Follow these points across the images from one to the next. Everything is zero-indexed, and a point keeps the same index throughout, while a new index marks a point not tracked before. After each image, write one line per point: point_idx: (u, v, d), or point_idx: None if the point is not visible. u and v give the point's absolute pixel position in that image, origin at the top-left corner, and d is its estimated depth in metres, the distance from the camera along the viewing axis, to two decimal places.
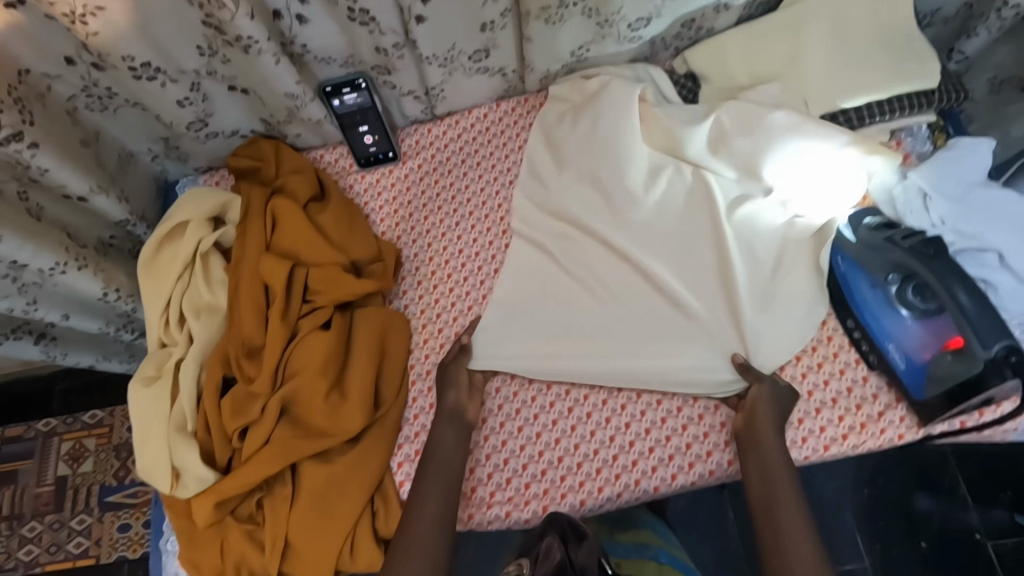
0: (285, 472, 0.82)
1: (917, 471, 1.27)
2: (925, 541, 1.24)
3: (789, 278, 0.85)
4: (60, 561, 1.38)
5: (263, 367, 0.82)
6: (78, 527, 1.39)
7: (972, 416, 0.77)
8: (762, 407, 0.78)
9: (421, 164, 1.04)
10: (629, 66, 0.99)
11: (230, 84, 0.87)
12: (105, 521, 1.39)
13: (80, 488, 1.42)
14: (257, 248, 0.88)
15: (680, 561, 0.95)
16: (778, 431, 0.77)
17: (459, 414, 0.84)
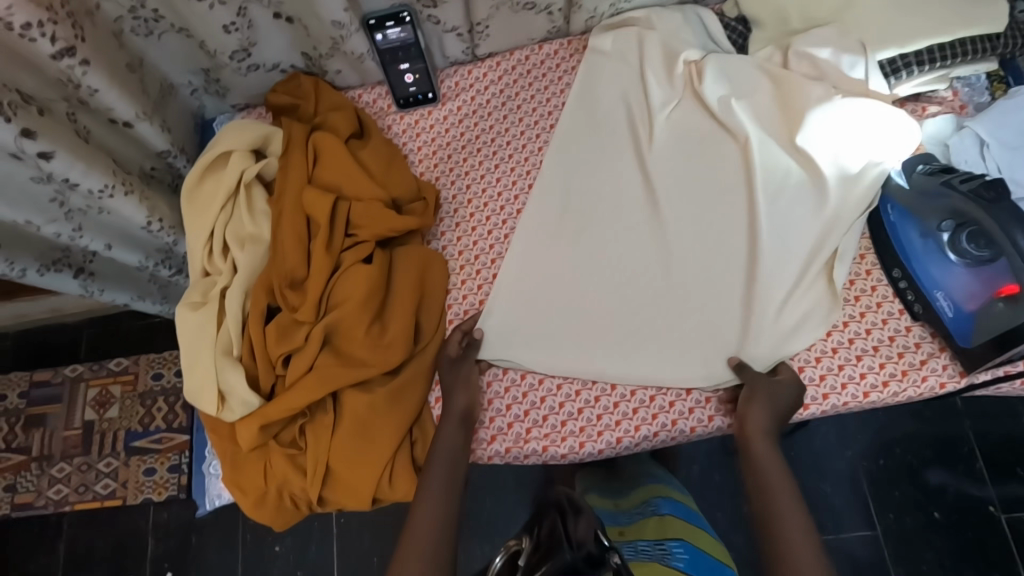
0: (326, 400, 0.84)
1: (935, 443, 1.27)
2: (937, 511, 1.24)
3: (814, 280, 0.84)
4: (89, 502, 1.41)
5: (308, 296, 0.83)
6: (106, 469, 1.42)
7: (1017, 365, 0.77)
8: (754, 412, 0.78)
9: (461, 106, 1.02)
10: (677, 8, 0.97)
11: (275, 11, 0.86)
12: (132, 464, 1.42)
13: (107, 433, 1.45)
14: (299, 180, 0.88)
15: (681, 507, 1.00)
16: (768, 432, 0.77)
17: (473, 396, 0.83)
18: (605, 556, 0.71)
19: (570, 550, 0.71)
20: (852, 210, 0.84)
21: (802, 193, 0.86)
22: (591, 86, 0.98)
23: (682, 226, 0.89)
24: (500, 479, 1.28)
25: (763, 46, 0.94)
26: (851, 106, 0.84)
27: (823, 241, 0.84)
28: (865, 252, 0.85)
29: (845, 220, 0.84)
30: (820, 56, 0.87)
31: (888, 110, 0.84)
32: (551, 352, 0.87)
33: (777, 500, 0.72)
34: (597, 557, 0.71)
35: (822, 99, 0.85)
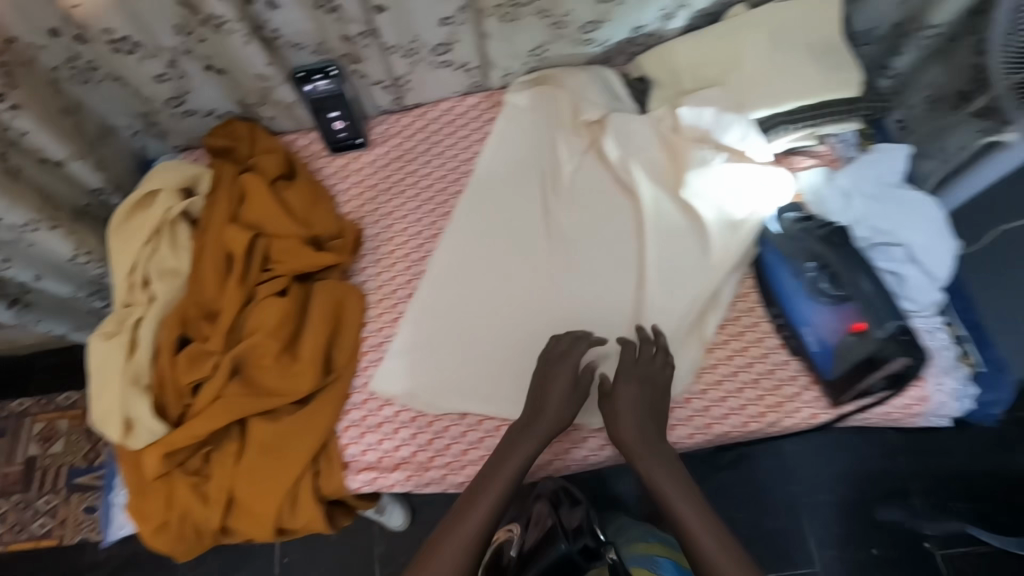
0: (234, 429, 0.86)
1: (870, 479, 1.30)
2: (875, 549, 1.27)
3: (698, 319, 0.91)
4: (24, 542, 1.38)
5: (219, 326, 0.86)
6: (45, 507, 1.40)
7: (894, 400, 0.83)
8: (620, 404, 0.82)
9: (389, 150, 1.10)
10: (585, 68, 1.06)
11: (206, 64, 0.92)
12: (72, 501, 1.40)
13: (50, 469, 1.43)
14: (222, 218, 0.93)
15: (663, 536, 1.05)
16: (636, 403, 0.82)
17: (558, 405, 0.83)
18: (597, 550, 0.90)
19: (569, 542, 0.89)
20: (727, 254, 0.92)
21: (687, 234, 0.96)
22: (509, 135, 1.07)
23: (582, 266, 0.97)
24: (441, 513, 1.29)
25: (659, 104, 1.02)
26: (730, 166, 0.94)
27: (706, 283, 0.92)
28: (749, 290, 0.93)
29: (725, 261, 0.92)
30: (706, 116, 0.95)
31: (759, 170, 0.93)
32: (459, 376, 0.92)
33: (680, 508, 0.77)
34: (592, 551, 0.90)
35: (700, 162, 0.95)
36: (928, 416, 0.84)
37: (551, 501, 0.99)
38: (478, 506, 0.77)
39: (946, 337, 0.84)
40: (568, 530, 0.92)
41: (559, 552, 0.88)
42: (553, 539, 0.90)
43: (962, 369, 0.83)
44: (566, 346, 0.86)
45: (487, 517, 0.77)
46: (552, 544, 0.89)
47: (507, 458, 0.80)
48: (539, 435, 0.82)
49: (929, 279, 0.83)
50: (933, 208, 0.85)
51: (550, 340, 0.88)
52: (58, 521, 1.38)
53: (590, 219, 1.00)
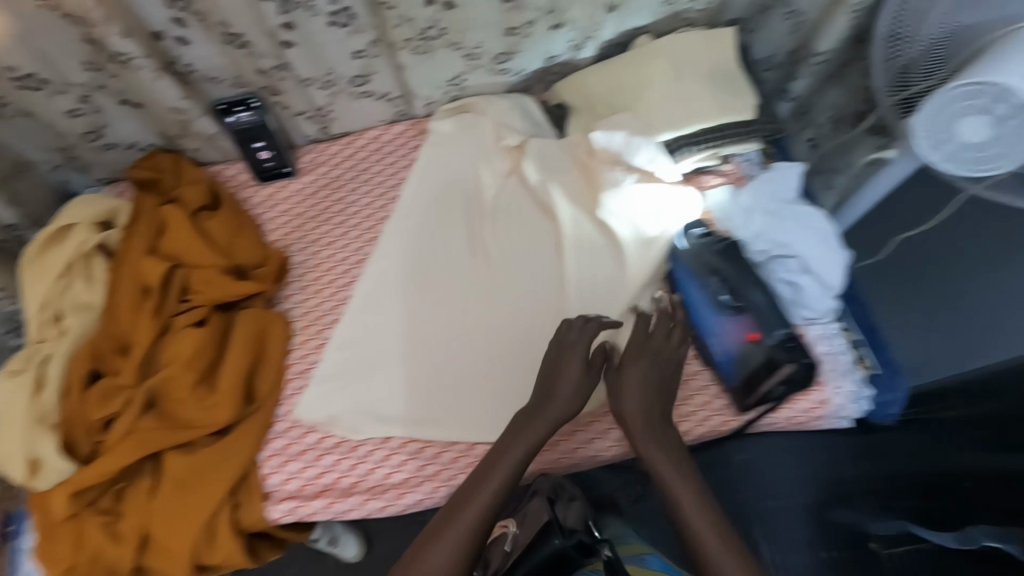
0: (148, 464, 0.85)
1: None
2: None
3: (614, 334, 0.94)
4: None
5: (131, 359, 0.86)
6: None
7: (800, 401, 0.87)
8: (629, 386, 0.80)
9: (317, 178, 1.11)
10: (505, 95, 1.10)
11: (120, 98, 0.92)
12: None
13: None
14: (140, 250, 0.93)
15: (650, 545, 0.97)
16: (642, 386, 0.80)
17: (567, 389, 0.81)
18: (594, 546, 0.81)
19: (563, 538, 0.79)
20: (641, 270, 0.96)
21: (603, 252, 1.00)
22: (434, 161, 1.09)
23: (506, 286, 1.00)
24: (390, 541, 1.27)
25: (575, 129, 1.07)
26: (642, 185, 0.97)
27: (622, 299, 0.96)
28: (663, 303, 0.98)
29: (638, 278, 0.96)
30: (616, 138, 0.98)
31: (669, 188, 0.95)
32: (383, 398, 0.93)
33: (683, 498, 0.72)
34: (589, 547, 0.81)
35: (614, 183, 0.98)
36: (833, 418, 0.88)
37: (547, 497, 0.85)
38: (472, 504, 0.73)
39: (842, 342, 0.89)
40: (565, 524, 0.81)
41: (553, 548, 0.79)
42: (547, 533, 0.80)
43: (858, 372, 0.87)
44: (581, 327, 0.84)
45: (480, 513, 0.72)
46: (545, 540, 0.80)
47: (504, 452, 0.77)
48: (541, 426, 0.79)
49: (823, 288, 0.89)
50: (822, 221, 0.91)
51: (564, 323, 0.85)
52: None
53: (514, 240, 1.03)
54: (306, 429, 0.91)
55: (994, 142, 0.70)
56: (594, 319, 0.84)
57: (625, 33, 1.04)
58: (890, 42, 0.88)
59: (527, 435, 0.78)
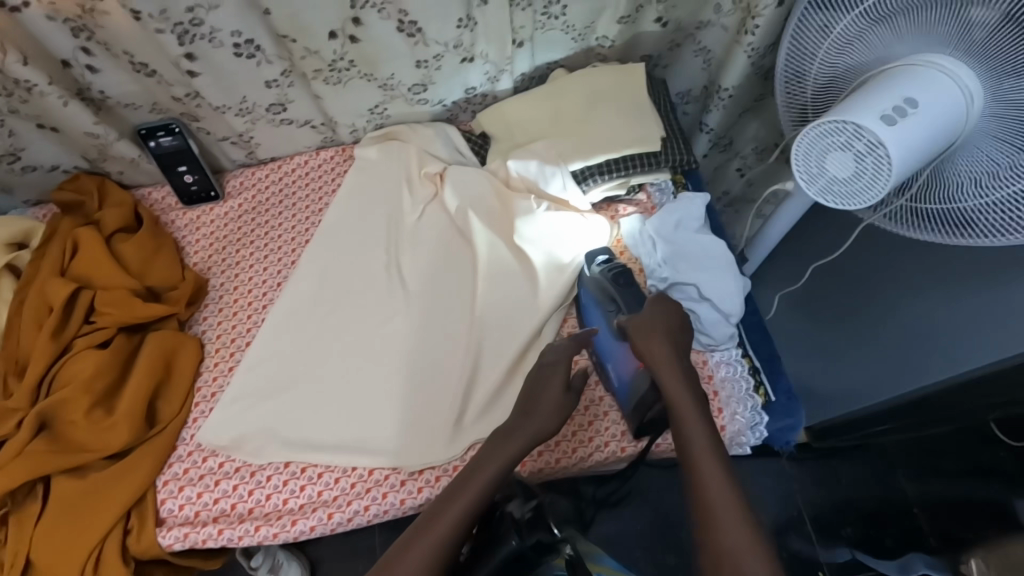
0: (36, 488, 0.84)
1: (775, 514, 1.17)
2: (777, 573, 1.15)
3: (521, 358, 0.95)
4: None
5: (25, 381, 0.86)
6: None
7: None
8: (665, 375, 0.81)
9: (243, 202, 1.12)
10: (429, 124, 1.13)
11: (37, 122, 0.95)
12: None
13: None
14: (49, 272, 0.93)
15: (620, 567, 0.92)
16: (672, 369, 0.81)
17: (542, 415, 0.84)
18: (555, 544, 0.80)
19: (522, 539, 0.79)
20: (550, 296, 0.97)
21: (517, 275, 1.00)
22: (358, 186, 1.11)
23: (419, 309, 1.01)
24: None
25: (496, 157, 1.09)
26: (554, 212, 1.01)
27: (531, 324, 0.97)
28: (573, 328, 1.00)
29: (547, 304, 0.97)
30: (530, 168, 1.02)
31: (576, 214, 1.01)
32: (288, 423, 0.93)
33: (707, 475, 0.72)
34: (547, 546, 0.80)
35: (526, 212, 1.01)
36: (730, 443, 0.88)
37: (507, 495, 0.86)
38: (450, 509, 0.76)
39: (743, 368, 0.91)
40: (521, 521, 0.80)
41: (510, 548, 0.78)
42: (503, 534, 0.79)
43: (755, 399, 0.88)
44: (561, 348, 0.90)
45: (462, 514, 0.76)
46: (502, 542, 0.79)
47: (484, 465, 0.80)
48: (513, 445, 0.82)
49: (721, 315, 0.90)
50: (720, 250, 0.94)
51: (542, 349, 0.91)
52: None
53: (431, 264, 1.04)
54: (206, 453, 0.90)
55: (858, 178, 0.71)
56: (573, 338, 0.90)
57: (541, 66, 1.07)
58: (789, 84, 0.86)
59: (508, 448, 0.82)
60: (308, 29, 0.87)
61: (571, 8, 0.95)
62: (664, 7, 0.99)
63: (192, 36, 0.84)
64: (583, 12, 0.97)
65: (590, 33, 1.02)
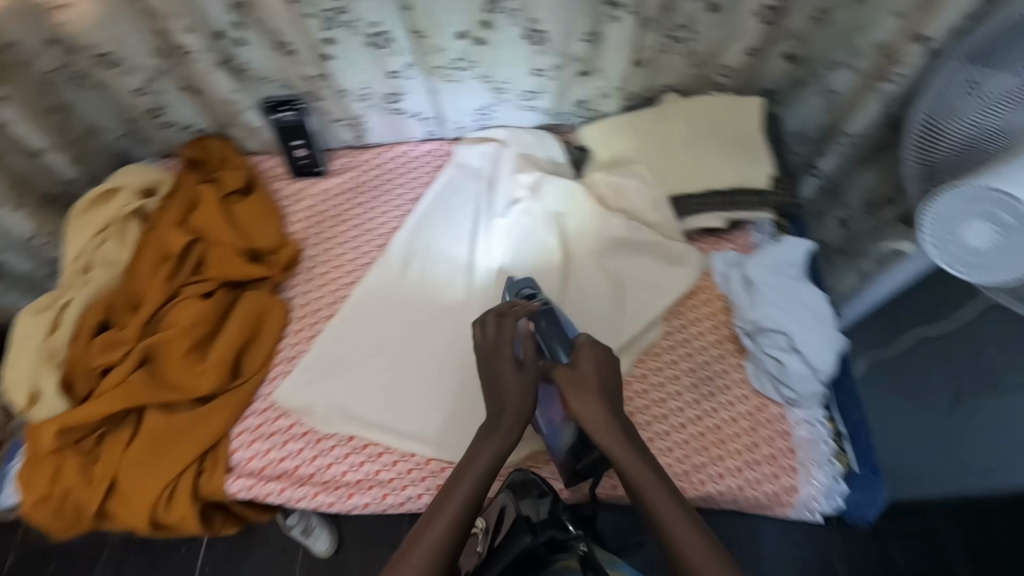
0: (130, 417, 0.91)
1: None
2: None
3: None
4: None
5: (138, 317, 0.93)
6: None
7: (768, 478, 0.85)
8: (586, 391, 0.78)
9: (344, 182, 1.17)
10: (532, 131, 1.14)
11: (181, 84, 1.02)
12: None
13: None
14: (171, 221, 1.01)
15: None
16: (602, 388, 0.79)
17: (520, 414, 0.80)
18: (569, 542, 0.76)
19: (533, 535, 0.76)
20: (628, 321, 0.97)
21: (598, 291, 1.01)
22: (454, 183, 1.14)
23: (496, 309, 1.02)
24: None
25: (593, 172, 1.09)
26: (647, 239, 1.01)
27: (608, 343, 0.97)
28: (659, 351, 0.96)
29: (623, 335, 0.96)
30: (630, 190, 1.03)
31: (668, 240, 1.00)
32: (358, 399, 0.96)
33: (665, 513, 0.69)
34: (560, 542, 0.75)
35: (618, 233, 1.03)
36: (799, 507, 0.84)
37: (512, 491, 0.84)
38: (428, 536, 0.71)
39: (825, 432, 0.86)
40: (535, 519, 0.78)
41: (523, 547, 0.75)
42: (515, 532, 0.77)
43: (835, 466, 0.84)
44: (495, 332, 0.85)
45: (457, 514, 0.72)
46: (513, 540, 0.76)
47: (473, 462, 0.76)
48: (483, 459, 0.76)
49: (810, 370, 0.86)
50: (820, 303, 0.89)
51: (477, 329, 0.86)
52: None
53: (515, 267, 1.05)
54: (279, 413, 0.95)
55: (998, 252, 0.66)
56: (507, 314, 0.86)
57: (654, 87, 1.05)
58: (927, 129, 0.78)
59: (479, 464, 0.76)
60: (440, 27, 0.90)
61: (700, 33, 0.92)
62: (796, 42, 0.94)
63: (336, 23, 0.90)
64: (711, 39, 0.94)
65: (713, 61, 0.98)
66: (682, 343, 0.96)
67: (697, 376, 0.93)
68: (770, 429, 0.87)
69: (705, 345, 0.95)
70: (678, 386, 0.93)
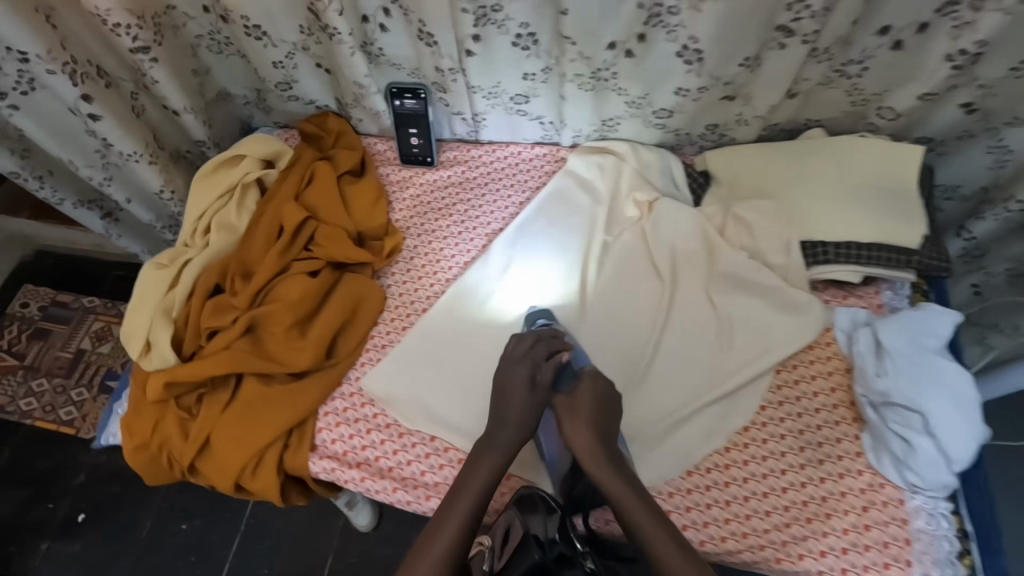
0: (229, 381, 0.94)
1: None
2: None
3: (687, 419, 0.89)
4: (49, 422, 1.48)
5: (249, 287, 0.96)
6: (75, 397, 1.51)
7: (877, 566, 0.77)
8: (583, 413, 0.87)
9: (452, 175, 1.15)
10: (653, 148, 1.08)
11: (317, 62, 1.04)
12: (98, 400, 1.50)
13: (91, 365, 1.55)
14: (288, 194, 1.03)
15: None
16: (597, 412, 0.87)
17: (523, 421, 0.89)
18: (576, 557, 0.81)
19: (543, 551, 0.79)
20: (735, 368, 0.91)
21: (705, 329, 0.95)
22: (564, 191, 1.09)
23: (600, 323, 0.99)
24: (399, 514, 1.33)
25: (713, 203, 1.02)
26: (769, 283, 0.93)
27: (712, 385, 0.91)
28: (767, 404, 0.89)
29: (729, 385, 0.89)
30: (755, 229, 0.96)
31: (787, 289, 0.93)
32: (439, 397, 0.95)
33: (654, 538, 0.76)
34: (568, 559, 0.80)
35: (734, 268, 0.96)
36: None
37: (519, 508, 0.84)
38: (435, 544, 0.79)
39: (948, 529, 0.78)
40: (544, 536, 0.80)
41: (532, 562, 0.79)
42: (525, 546, 0.80)
43: (957, 569, 0.76)
44: (528, 346, 0.92)
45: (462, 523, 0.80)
46: (523, 554, 0.80)
47: (479, 468, 0.84)
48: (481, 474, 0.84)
49: (943, 458, 0.77)
50: (964, 385, 0.80)
51: (515, 342, 0.94)
52: (80, 413, 1.48)
53: (622, 287, 1.01)
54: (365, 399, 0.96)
55: None
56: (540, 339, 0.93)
57: (798, 120, 0.97)
58: None
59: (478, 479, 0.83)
60: (593, 37, 0.86)
61: (870, 69, 0.85)
62: (982, 92, 0.84)
63: (487, 20, 0.88)
64: (880, 78, 0.86)
65: (875, 101, 0.90)
66: (792, 400, 0.89)
67: (804, 439, 0.86)
68: (883, 513, 0.80)
69: (816, 406, 0.88)
70: (781, 445, 0.86)
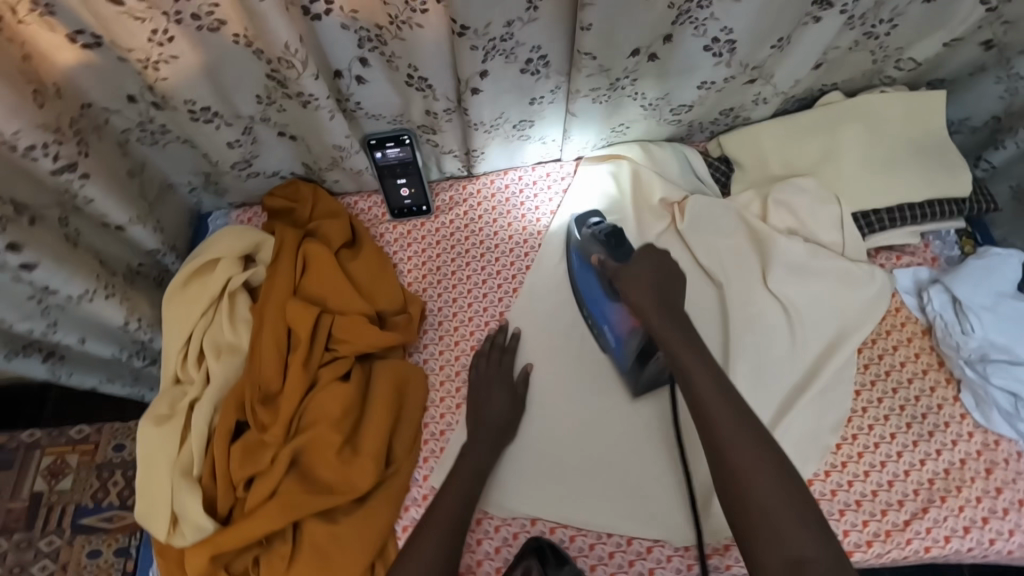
0: (286, 529, 0.79)
1: None
2: None
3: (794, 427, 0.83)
4: None
5: (279, 415, 0.81)
6: (47, 548, 1.27)
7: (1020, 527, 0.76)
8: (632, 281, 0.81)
9: (454, 219, 1.01)
10: (665, 144, 1.00)
11: (280, 130, 0.88)
12: (75, 544, 1.27)
13: (53, 507, 1.30)
14: (284, 289, 0.88)
15: None
16: (656, 286, 0.81)
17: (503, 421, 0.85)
18: None
19: None
20: (820, 358, 0.87)
21: (776, 325, 0.88)
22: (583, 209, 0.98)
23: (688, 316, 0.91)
24: None
25: (743, 188, 0.96)
26: (832, 265, 0.88)
27: (804, 385, 0.85)
28: (859, 389, 0.86)
29: (821, 379, 0.85)
30: (797, 206, 0.91)
31: (842, 264, 0.88)
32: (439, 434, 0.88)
33: (704, 396, 0.72)
34: None
35: (788, 253, 0.89)
36: None
37: (540, 559, 0.77)
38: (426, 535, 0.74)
39: None
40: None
41: None
42: None
43: None
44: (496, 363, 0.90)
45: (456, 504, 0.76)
46: None
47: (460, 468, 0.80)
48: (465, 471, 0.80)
49: None
50: None
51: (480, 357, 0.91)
52: (59, 565, 1.25)
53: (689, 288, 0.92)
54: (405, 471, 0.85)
55: None
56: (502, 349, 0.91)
57: (815, 88, 0.93)
58: None
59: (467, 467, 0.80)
60: (614, 47, 0.77)
61: (899, 26, 0.83)
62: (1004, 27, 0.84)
63: (495, 52, 0.77)
64: (907, 32, 0.84)
65: (896, 55, 0.88)
66: (883, 377, 0.86)
67: (909, 414, 0.84)
68: (1008, 470, 0.79)
69: (907, 377, 0.86)
70: (887, 428, 0.83)
